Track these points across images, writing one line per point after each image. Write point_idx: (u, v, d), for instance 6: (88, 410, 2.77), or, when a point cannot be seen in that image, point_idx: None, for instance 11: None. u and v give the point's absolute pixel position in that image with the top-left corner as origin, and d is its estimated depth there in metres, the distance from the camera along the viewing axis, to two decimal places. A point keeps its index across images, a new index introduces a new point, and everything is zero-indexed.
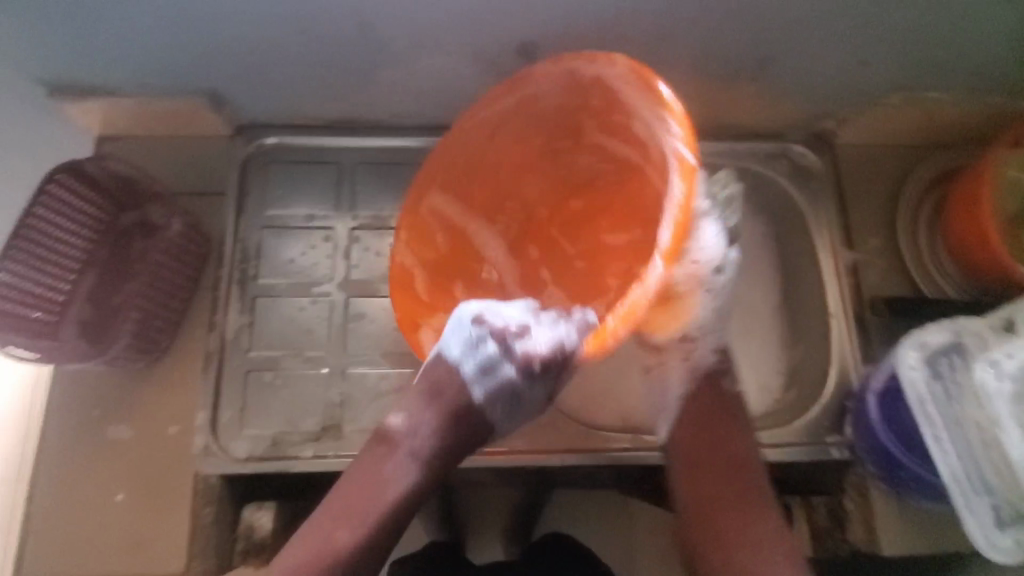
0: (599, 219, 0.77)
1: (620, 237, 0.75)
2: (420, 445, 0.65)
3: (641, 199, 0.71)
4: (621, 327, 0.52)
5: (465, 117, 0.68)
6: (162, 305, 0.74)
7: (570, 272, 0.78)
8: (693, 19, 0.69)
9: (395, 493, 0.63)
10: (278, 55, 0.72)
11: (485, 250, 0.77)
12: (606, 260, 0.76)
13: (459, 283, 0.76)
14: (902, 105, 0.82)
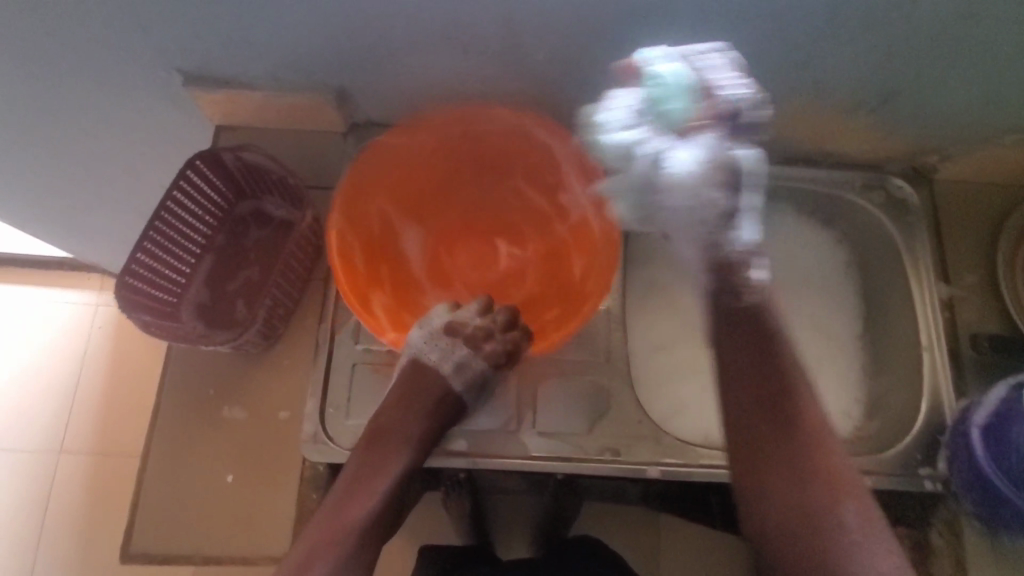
0: (501, 240, 0.92)
1: (517, 255, 0.91)
2: (409, 436, 0.72)
3: (535, 228, 0.90)
4: (569, 329, 0.76)
5: (430, 138, 0.78)
6: (287, 296, 0.77)
7: (469, 278, 0.91)
8: (830, 51, 0.69)
9: (391, 480, 0.70)
10: (413, 59, 0.74)
11: (406, 244, 0.85)
12: (502, 273, 0.91)
13: (409, 278, 0.86)
14: (1012, 146, 0.83)
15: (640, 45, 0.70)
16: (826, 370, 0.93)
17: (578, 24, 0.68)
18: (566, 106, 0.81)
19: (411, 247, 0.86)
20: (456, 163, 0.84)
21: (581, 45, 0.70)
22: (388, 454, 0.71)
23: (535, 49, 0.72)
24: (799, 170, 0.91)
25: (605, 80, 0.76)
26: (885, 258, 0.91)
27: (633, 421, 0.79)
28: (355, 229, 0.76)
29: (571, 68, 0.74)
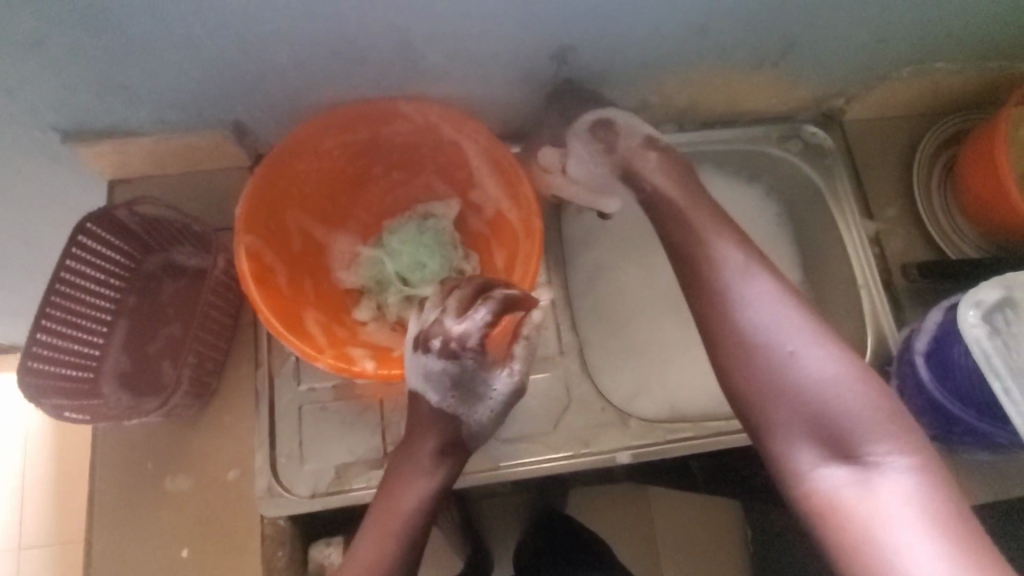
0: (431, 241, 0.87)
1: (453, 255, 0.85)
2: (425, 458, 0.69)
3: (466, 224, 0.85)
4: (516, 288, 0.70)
5: (332, 143, 0.75)
6: (214, 348, 0.71)
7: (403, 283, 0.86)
8: (724, 11, 0.68)
9: (412, 506, 0.67)
10: (305, 79, 0.70)
11: (336, 249, 0.82)
12: None
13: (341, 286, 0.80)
14: (911, 78, 0.84)
15: (537, 32, 0.68)
16: (775, 322, 0.95)
17: (468, 20, 0.65)
18: (474, 103, 0.78)
19: (340, 250, 0.82)
20: (375, 173, 0.82)
21: (476, 41, 0.68)
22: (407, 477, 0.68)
23: (431, 51, 0.69)
24: (717, 132, 0.91)
25: (509, 73, 0.73)
26: (812, 204, 0.94)
27: (597, 409, 0.77)
28: (273, 247, 0.73)
29: (471, 64, 0.71)
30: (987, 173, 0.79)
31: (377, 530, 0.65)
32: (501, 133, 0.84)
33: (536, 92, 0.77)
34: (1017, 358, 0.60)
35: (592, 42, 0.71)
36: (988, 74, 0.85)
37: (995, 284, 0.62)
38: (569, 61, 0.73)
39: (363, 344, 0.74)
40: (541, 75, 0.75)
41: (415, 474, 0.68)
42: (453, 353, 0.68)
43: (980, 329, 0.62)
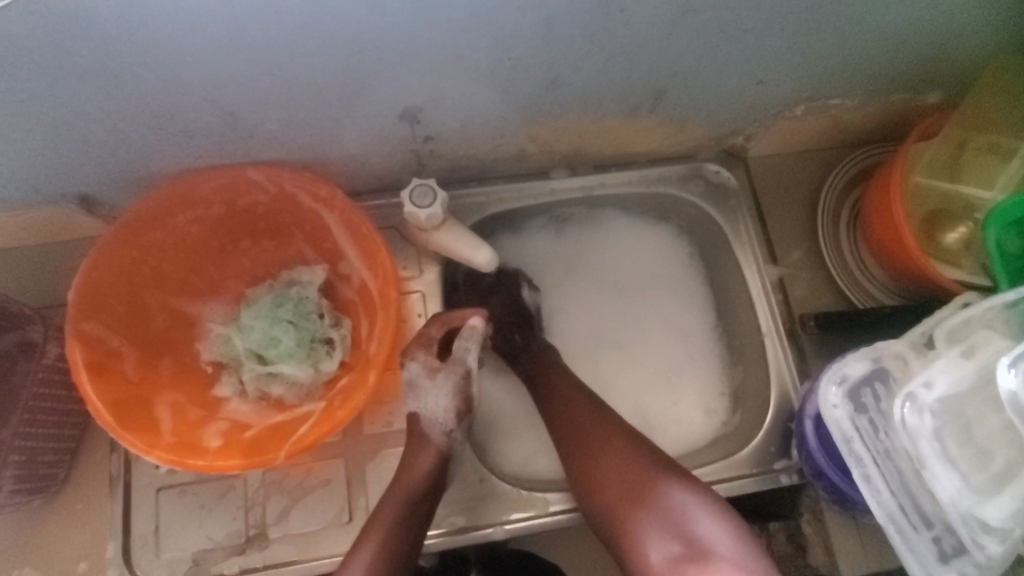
0: None
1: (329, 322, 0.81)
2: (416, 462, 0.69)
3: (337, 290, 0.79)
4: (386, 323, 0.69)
5: (188, 217, 0.72)
6: (54, 437, 0.69)
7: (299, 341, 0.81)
8: (575, 66, 0.64)
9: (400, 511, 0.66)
10: (140, 152, 0.67)
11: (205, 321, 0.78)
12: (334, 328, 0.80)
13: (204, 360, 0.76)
14: (807, 115, 0.80)
15: (377, 96, 0.64)
16: (685, 373, 0.88)
17: (294, 90, 0.61)
18: (336, 163, 0.74)
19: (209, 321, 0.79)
20: (243, 244, 0.78)
21: (312, 108, 0.64)
22: (391, 504, 0.66)
23: (266, 119, 0.65)
24: (613, 174, 0.87)
25: (361, 133, 0.69)
26: (717, 247, 0.88)
27: (475, 481, 0.75)
28: (123, 330, 0.71)
29: (317, 129, 0.68)
30: (885, 218, 0.75)
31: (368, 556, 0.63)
32: (377, 188, 0.81)
33: (399, 149, 0.74)
34: (880, 438, 0.57)
35: (441, 101, 0.66)
36: (888, 108, 0.81)
37: (862, 358, 0.58)
38: (422, 120, 0.69)
39: (216, 427, 0.71)
40: (397, 134, 0.71)
41: (403, 500, 0.67)
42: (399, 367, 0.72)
43: (844, 407, 0.58)
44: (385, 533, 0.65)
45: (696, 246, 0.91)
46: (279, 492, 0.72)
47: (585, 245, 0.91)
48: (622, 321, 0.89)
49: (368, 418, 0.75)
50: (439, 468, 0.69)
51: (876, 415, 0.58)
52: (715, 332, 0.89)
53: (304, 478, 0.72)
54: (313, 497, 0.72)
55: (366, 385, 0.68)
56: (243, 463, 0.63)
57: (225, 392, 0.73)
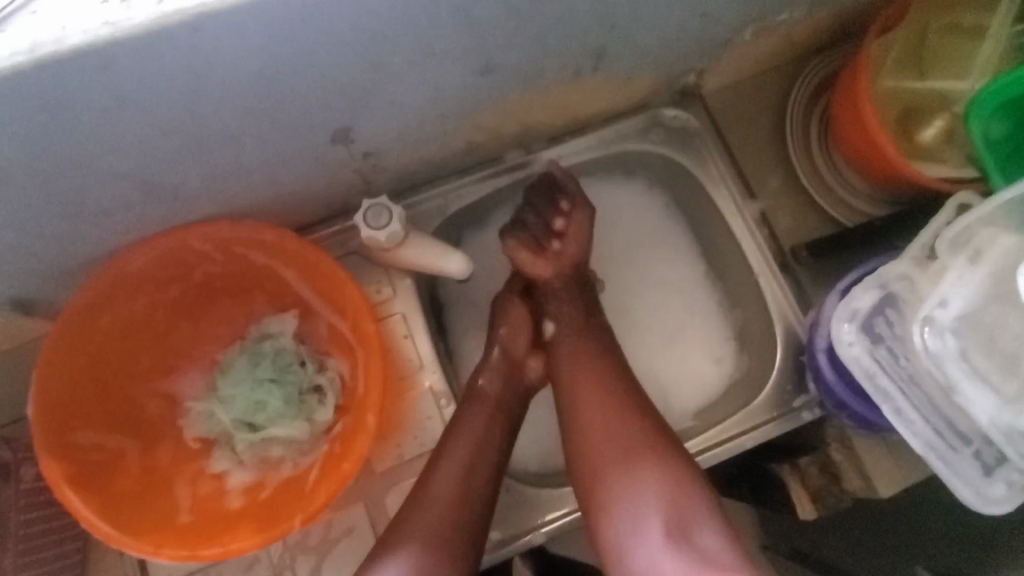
0: None
1: None
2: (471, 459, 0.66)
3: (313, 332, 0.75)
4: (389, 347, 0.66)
5: (140, 296, 0.67)
6: (55, 558, 0.65)
7: None
8: (506, 45, 0.58)
9: (453, 511, 0.63)
10: (60, 242, 0.60)
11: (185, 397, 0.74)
12: None
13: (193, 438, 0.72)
14: (757, 37, 0.76)
15: (302, 125, 0.58)
16: (688, 327, 0.85)
17: (210, 141, 0.55)
18: (278, 202, 0.69)
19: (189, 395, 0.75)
20: (204, 307, 0.74)
21: (234, 156, 0.58)
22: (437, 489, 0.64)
23: (188, 178, 0.59)
24: (570, 142, 0.82)
25: (296, 165, 0.64)
26: (692, 193, 0.84)
27: (500, 491, 0.73)
28: (109, 430, 0.67)
29: (245, 175, 0.62)
30: (859, 131, 0.71)
31: (422, 522, 0.62)
32: (328, 214, 0.75)
33: (340, 173, 0.68)
34: (903, 365, 0.55)
35: (372, 115, 0.61)
36: (837, 13, 0.76)
37: (867, 290, 0.57)
38: (356, 138, 0.64)
39: (230, 500, 0.67)
40: (333, 159, 0.65)
41: (449, 481, 0.64)
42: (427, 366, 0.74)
43: (859, 341, 0.57)
44: (446, 505, 0.63)
45: (670, 197, 0.87)
46: (305, 552, 0.69)
47: None
48: (614, 290, 0.86)
49: (377, 454, 0.72)
50: (480, 444, 0.67)
51: (894, 342, 0.56)
52: (708, 279, 0.86)
53: (328, 531, 0.69)
54: (341, 548, 0.69)
55: (365, 427, 0.64)
56: (259, 540, 0.59)
57: (229, 462, 0.69)
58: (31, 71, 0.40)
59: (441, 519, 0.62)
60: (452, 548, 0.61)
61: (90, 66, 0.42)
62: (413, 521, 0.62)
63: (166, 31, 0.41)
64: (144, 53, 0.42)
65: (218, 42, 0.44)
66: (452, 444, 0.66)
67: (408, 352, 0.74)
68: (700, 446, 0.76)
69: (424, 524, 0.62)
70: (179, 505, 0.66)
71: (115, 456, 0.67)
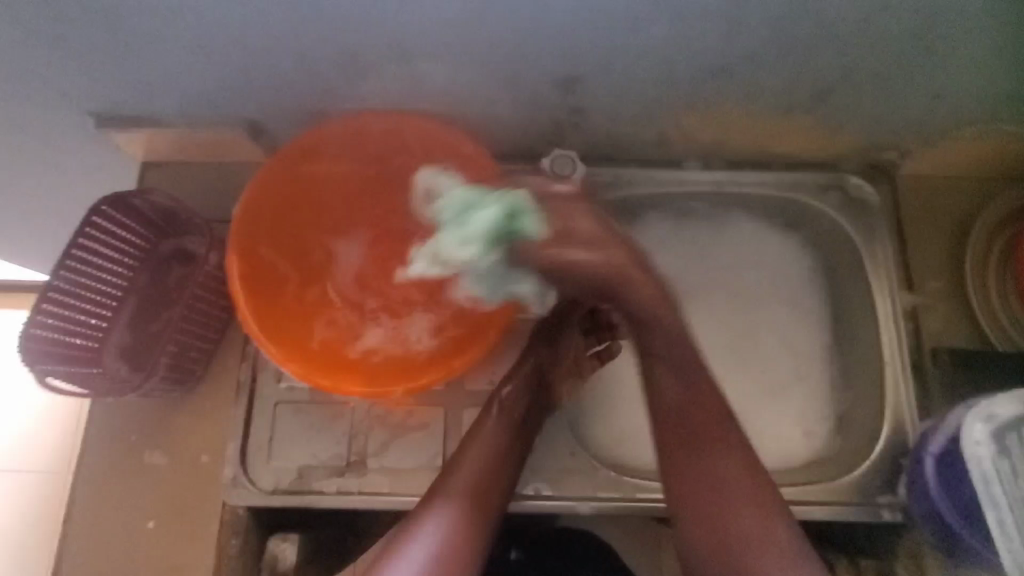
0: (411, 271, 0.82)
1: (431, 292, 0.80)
2: (502, 428, 0.71)
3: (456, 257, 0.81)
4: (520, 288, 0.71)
5: (346, 156, 0.76)
6: (197, 338, 0.75)
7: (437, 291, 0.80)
8: (747, 54, 0.63)
9: (483, 475, 0.69)
10: (315, 83, 0.71)
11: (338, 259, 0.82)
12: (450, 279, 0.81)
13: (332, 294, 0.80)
14: (976, 137, 0.75)
15: (545, 62, 0.66)
16: (791, 389, 0.85)
17: (470, 45, 0.64)
18: (483, 124, 0.77)
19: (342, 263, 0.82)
20: (385, 192, 0.82)
21: (479, 64, 0.67)
22: (467, 454, 0.69)
23: (436, 70, 0.68)
24: (750, 172, 0.85)
25: (519, 98, 0.72)
26: (847, 265, 0.85)
27: (565, 454, 0.76)
28: (279, 254, 0.77)
29: (476, 87, 0.70)
30: None
31: (458, 483, 0.68)
32: (513, 154, 0.83)
33: (546, 119, 0.75)
34: (1022, 485, 0.53)
35: (603, 77, 0.67)
36: None
37: (1015, 398, 0.55)
38: (577, 93, 0.70)
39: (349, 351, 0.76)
40: (550, 104, 0.72)
41: (483, 449, 0.70)
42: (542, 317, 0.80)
43: (986, 446, 0.55)
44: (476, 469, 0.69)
45: (820, 260, 0.88)
46: (382, 426, 0.76)
47: (703, 241, 0.89)
48: (734, 326, 0.87)
49: (473, 373, 0.78)
50: (513, 417, 0.72)
51: (1019, 459, 0.54)
52: (828, 351, 0.86)
53: (408, 417, 0.76)
54: (413, 436, 0.75)
55: (485, 342, 0.73)
56: (367, 391, 0.67)
57: (360, 324, 0.79)
58: None
59: (477, 482, 0.68)
60: (479, 512, 0.67)
61: None
62: (451, 480, 0.68)
63: None
64: None
65: None
66: (477, 438, 0.71)
67: None
68: None
69: (459, 484, 0.68)
70: (307, 340, 0.75)
71: (279, 279, 0.76)
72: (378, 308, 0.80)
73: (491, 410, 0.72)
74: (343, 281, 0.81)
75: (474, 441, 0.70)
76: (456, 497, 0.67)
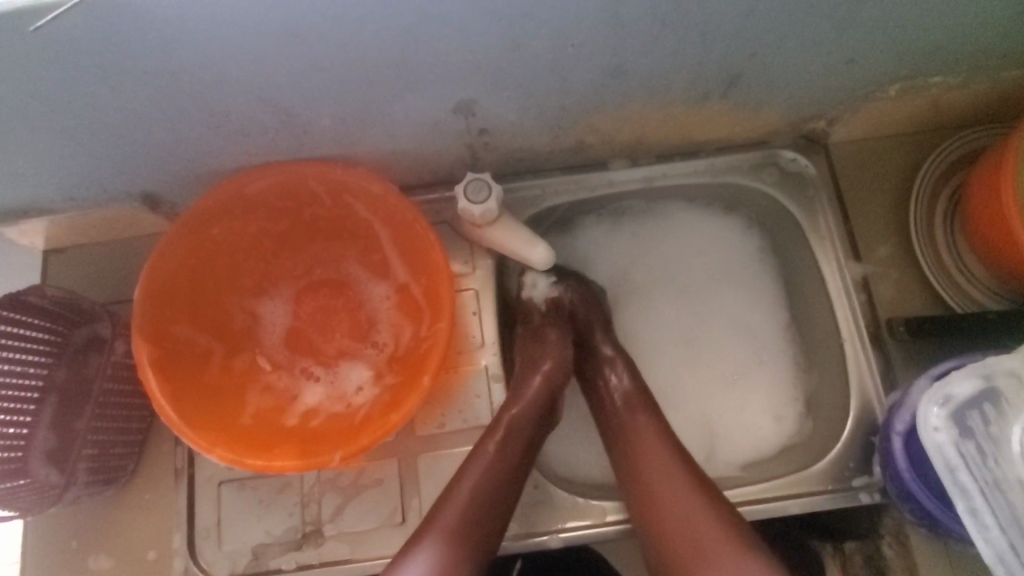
0: (344, 320, 0.78)
1: (366, 340, 0.77)
2: (513, 436, 0.66)
3: (387, 299, 0.77)
4: (444, 321, 0.66)
5: (251, 215, 0.72)
6: (122, 431, 0.71)
7: (373, 338, 0.76)
8: (643, 52, 0.58)
9: (493, 484, 0.63)
10: (197, 151, 0.66)
11: (266, 320, 0.78)
12: (384, 324, 0.77)
13: (263, 359, 0.76)
14: (902, 95, 0.72)
15: (433, 92, 0.61)
16: (756, 377, 0.82)
17: (346, 89, 0.59)
18: (390, 159, 0.72)
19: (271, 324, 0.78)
20: (304, 243, 0.78)
21: (363, 106, 0.62)
22: (474, 467, 0.64)
23: (320, 118, 0.63)
24: (680, 162, 0.81)
25: (418, 129, 0.67)
26: (793, 242, 0.81)
27: (528, 487, 0.73)
28: (198, 327, 0.73)
29: (369, 125, 0.65)
30: (993, 212, 0.67)
31: (464, 497, 0.62)
32: (430, 182, 0.78)
33: (453, 144, 0.71)
34: (989, 468, 0.50)
35: (499, 96, 0.63)
36: (994, 87, 0.72)
37: (971, 376, 0.52)
38: (476, 113, 0.65)
39: (288, 416, 0.72)
40: (451, 130, 0.67)
41: (490, 460, 0.65)
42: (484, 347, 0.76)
43: (946, 431, 0.52)
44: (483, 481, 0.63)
45: (767, 240, 0.85)
46: (333, 490, 0.72)
47: (646, 238, 0.86)
48: (688, 321, 0.84)
49: (420, 418, 0.74)
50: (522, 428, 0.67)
51: (984, 440, 0.51)
52: (787, 332, 0.83)
53: (359, 476, 0.72)
54: (367, 495, 0.72)
55: (419, 387, 0.65)
56: (298, 464, 0.62)
57: (300, 385, 0.75)
58: None
59: (482, 496, 0.63)
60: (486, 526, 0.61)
61: None
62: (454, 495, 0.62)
63: None
64: None
65: None
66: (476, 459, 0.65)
67: (472, 329, 0.77)
68: (738, 495, 0.73)
69: (462, 498, 0.62)
70: (239, 412, 0.71)
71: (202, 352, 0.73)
72: (315, 364, 0.76)
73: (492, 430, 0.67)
74: (273, 343, 0.77)
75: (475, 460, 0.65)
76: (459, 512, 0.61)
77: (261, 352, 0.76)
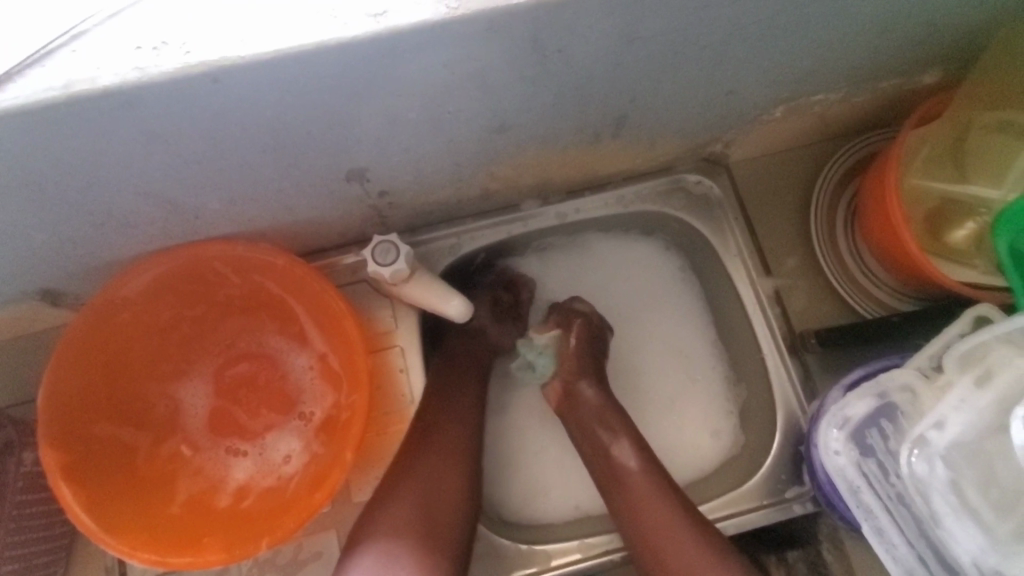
0: (267, 393, 0.76)
1: (291, 410, 0.75)
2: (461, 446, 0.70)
3: (309, 368, 0.76)
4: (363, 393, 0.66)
5: (157, 301, 0.70)
6: (42, 539, 0.68)
7: (298, 409, 0.75)
8: (522, 107, 0.59)
9: (447, 485, 0.67)
10: (87, 247, 0.64)
11: (187, 403, 0.76)
12: (309, 393, 0.75)
13: (185, 443, 0.74)
14: (788, 116, 0.75)
15: (320, 166, 0.60)
16: (689, 396, 0.83)
17: (228, 175, 0.58)
18: (295, 228, 0.71)
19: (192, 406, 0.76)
20: (218, 318, 0.76)
21: (250, 187, 0.61)
22: (425, 467, 0.67)
23: (208, 202, 0.61)
24: (591, 196, 0.82)
25: (315, 199, 0.66)
26: (708, 261, 0.83)
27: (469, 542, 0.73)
28: (112, 420, 0.70)
29: (264, 202, 0.64)
30: (881, 222, 0.70)
31: (415, 500, 0.65)
32: (344, 242, 0.78)
33: (355, 207, 0.70)
34: (891, 483, 0.56)
35: (389, 163, 0.63)
36: (873, 99, 0.75)
37: (863, 398, 0.57)
38: (371, 179, 0.65)
39: (219, 497, 0.71)
40: (347, 195, 0.67)
41: (439, 461, 0.67)
42: (415, 402, 0.75)
43: (848, 453, 0.58)
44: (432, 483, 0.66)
45: (685, 260, 0.86)
46: (272, 570, 0.70)
47: (568, 272, 0.87)
48: (617, 348, 0.85)
49: (355, 484, 0.72)
50: (460, 442, 0.70)
51: (885, 457, 0.56)
52: (714, 349, 0.84)
53: (296, 551, 0.71)
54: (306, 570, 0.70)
55: (342, 460, 0.65)
56: (225, 556, 0.61)
57: (227, 463, 0.73)
58: (65, 104, 0.44)
59: (433, 496, 0.65)
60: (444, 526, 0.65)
61: (116, 104, 0.45)
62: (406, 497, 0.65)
63: (190, 77, 0.44)
64: (167, 96, 0.45)
65: (238, 91, 0.47)
66: (398, 514, 0.64)
67: (402, 386, 0.75)
68: None
69: (411, 503, 0.65)
70: (163, 503, 0.69)
71: (120, 447, 0.71)
72: (241, 440, 0.74)
73: (431, 455, 0.67)
74: (196, 425, 0.75)
75: (420, 499, 0.65)
76: (411, 514, 0.64)
77: (184, 435, 0.74)
